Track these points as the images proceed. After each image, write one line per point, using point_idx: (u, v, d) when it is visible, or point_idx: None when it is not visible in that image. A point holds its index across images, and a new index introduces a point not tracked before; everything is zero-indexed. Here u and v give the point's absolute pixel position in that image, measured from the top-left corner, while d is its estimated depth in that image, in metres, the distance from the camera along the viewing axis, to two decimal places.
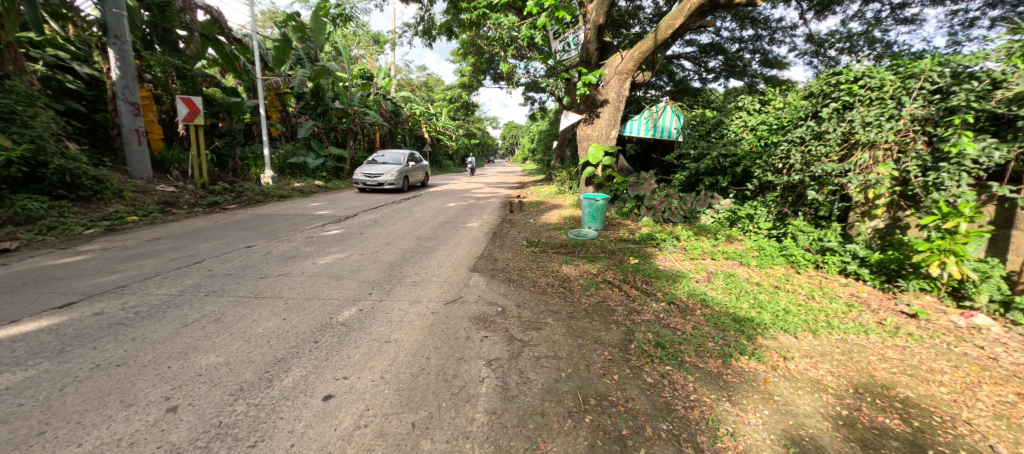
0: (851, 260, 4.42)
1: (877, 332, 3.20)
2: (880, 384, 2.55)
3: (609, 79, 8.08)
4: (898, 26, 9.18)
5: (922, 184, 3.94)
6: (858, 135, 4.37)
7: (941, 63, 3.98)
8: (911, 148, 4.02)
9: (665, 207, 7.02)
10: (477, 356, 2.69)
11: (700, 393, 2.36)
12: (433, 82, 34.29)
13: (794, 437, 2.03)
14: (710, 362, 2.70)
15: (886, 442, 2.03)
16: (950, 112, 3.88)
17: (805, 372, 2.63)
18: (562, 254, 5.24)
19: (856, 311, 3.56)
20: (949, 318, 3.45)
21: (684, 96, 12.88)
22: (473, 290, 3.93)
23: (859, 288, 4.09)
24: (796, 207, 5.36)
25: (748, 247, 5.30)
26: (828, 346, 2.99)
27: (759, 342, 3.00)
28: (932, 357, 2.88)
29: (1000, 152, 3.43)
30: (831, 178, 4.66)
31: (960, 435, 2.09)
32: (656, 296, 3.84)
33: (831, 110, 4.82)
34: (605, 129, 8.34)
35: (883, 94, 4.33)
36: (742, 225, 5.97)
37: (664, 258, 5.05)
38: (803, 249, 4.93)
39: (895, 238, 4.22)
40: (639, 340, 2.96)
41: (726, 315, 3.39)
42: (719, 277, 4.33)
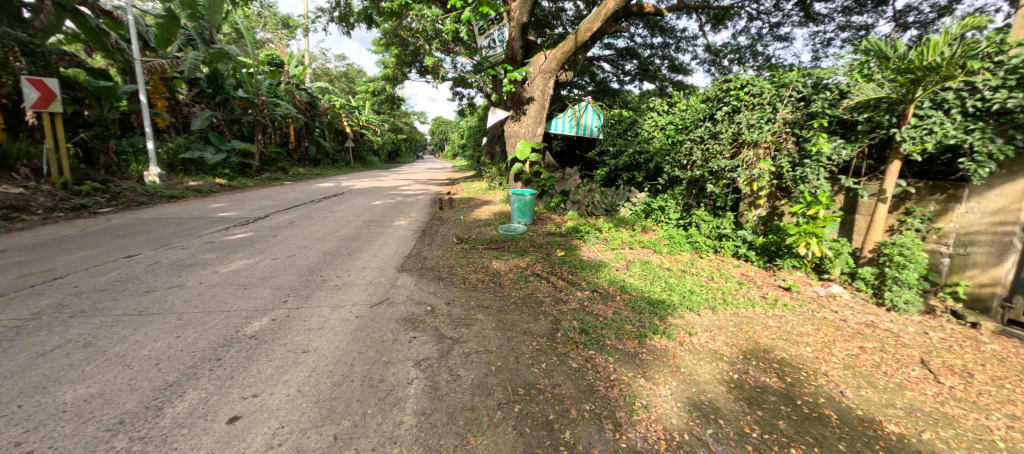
0: (742, 244, 5.09)
1: (762, 305, 3.73)
2: (763, 348, 2.98)
3: (535, 77, 8.26)
4: (776, 42, 10.61)
5: (792, 178, 4.63)
6: (744, 135, 5.00)
7: (805, 75, 4.64)
8: (784, 147, 4.73)
9: (589, 202, 7.40)
10: (406, 358, 2.62)
11: (619, 372, 2.54)
12: (352, 72, 32.11)
13: (696, 402, 2.29)
14: (628, 343, 2.92)
15: (765, 397, 2.38)
16: (811, 117, 4.59)
17: (706, 344, 2.98)
18: (492, 249, 5.28)
19: (746, 287, 4.12)
20: (813, 289, 4.16)
21: (604, 96, 13.67)
22: (401, 291, 3.80)
23: (748, 268, 4.74)
24: (699, 198, 6.00)
25: (660, 236, 5.80)
26: (724, 320, 3.42)
27: (670, 321, 3.33)
28: (802, 323, 3.43)
29: (845, 152, 4.17)
30: (725, 172, 5.30)
31: (820, 385, 2.53)
32: (580, 285, 4.06)
33: (723, 113, 5.40)
34: (532, 126, 8.50)
35: (763, 101, 4.97)
36: (655, 216, 6.54)
37: (588, 249, 5.34)
38: (706, 236, 5.55)
39: (775, 224, 4.94)
40: (565, 328, 3.10)
41: (642, 299, 3.70)
42: (636, 264, 4.70)
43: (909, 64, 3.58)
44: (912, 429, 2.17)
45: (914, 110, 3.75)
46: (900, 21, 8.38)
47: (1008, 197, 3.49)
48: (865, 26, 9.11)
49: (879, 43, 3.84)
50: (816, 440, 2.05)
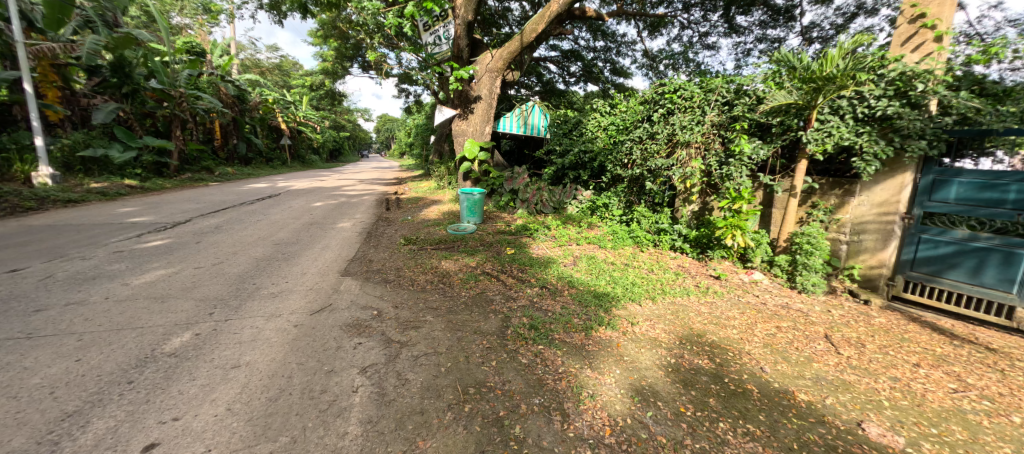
0: (678, 238, 5.45)
1: (696, 293, 4.03)
2: (696, 333, 3.22)
3: (482, 76, 8.22)
4: (704, 50, 11.44)
5: (719, 176, 5.04)
6: (678, 136, 5.35)
7: (729, 82, 5.05)
8: (712, 147, 5.12)
9: (537, 200, 7.53)
10: (350, 366, 2.51)
11: (567, 364, 2.62)
12: (286, 65, 30.02)
13: (638, 387, 2.42)
14: (575, 336, 3.02)
15: (698, 378, 2.57)
16: (734, 120, 5.01)
17: (646, 332, 3.16)
18: (441, 250, 5.19)
19: (682, 277, 4.43)
20: (739, 276, 4.56)
21: (550, 96, 13.94)
22: (345, 296, 3.62)
23: (683, 260, 5.09)
24: (639, 195, 6.33)
25: (605, 232, 6.05)
26: (662, 309, 3.64)
27: (614, 312, 3.49)
28: (730, 308, 3.76)
29: (763, 152, 4.60)
30: (662, 171, 5.64)
31: (744, 363, 2.79)
32: (530, 282, 4.12)
33: (659, 115, 5.73)
34: (480, 124, 8.47)
35: (693, 104, 5.33)
36: (600, 213, 6.81)
37: (537, 247, 5.44)
38: (646, 230, 5.88)
39: (706, 218, 5.35)
40: (515, 325, 3.14)
41: (588, 292, 3.85)
42: (583, 259, 4.87)
43: (812, 74, 4.02)
44: (818, 396, 2.46)
45: (817, 115, 4.22)
46: (806, 36, 9.38)
47: (890, 191, 4.05)
48: (779, 39, 10.10)
49: (789, 54, 4.26)
50: (740, 412, 2.25)
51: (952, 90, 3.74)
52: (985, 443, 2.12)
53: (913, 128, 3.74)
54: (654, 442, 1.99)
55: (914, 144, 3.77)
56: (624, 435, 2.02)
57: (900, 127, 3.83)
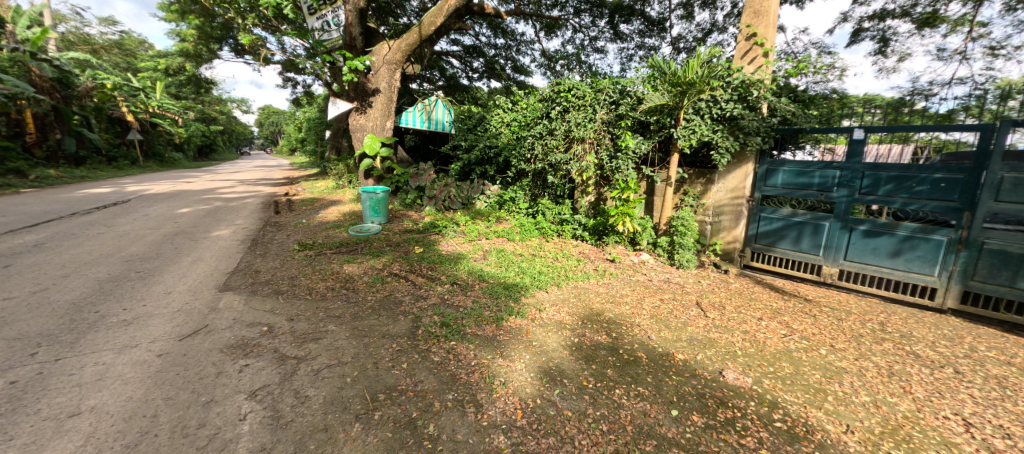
0: (578, 227, 5.88)
1: (595, 275, 4.41)
2: (596, 312, 3.53)
3: (379, 68, 7.79)
4: (595, 53, 12.36)
5: (610, 169, 5.55)
6: (574, 132, 5.74)
7: (614, 83, 5.54)
8: (603, 143, 5.61)
9: (445, 197, 7.45)
10: (235, 391, 2.23)
11: (479, 356, 2.68)
12: (129, 42, 24.77)
13: (545, 368, 2.58)
14: (487, 328, 3.09)
15: (598, 352, 2.84)
16: (620, 118, 5.54)
17: (552, 317, 3.37)
18: (342, 253, 4.83)
19: (583, 263, 4.80)
20: (631, 258, 5.11)
21: (454, 91, 13.81)
22: (225, 315, 3.17)
23: (584, 247, 5.52)
24: (542, 188, 6.66)
25: (513, 225, 6.25)
26: (566, 293, 3.92)
27: (523, 301, 3.65)
28: (623, 286, 4.19)
29: (644, 147, 5.18)
30: (561, 165, 6.01)
31: (636, 334, 3.16)
32: (440, 280, 4.07)
33: (556, 113, 6.06)
34: (379, 119, 8.04)
35: (586, 103, 5.76)
36: (508, 207, 7.01)
37: (447, 244, 5.38)
38: (550, 222, 6.22)
39: (601, 207, 5.85)
40: (426, 324, 3.09)
41: (498, 284, 3.95)
42: (492, 253, 4.96)
43: (679, 80, 4.64)
44: (692, 354, 2.89)
45: (683, 115, 4.89)
46: (675, 46, 10.72)
47: (738, 178, 4.88)
48: (655, 47, 11.37)
49: (660, 61, 4.83)
50: (633, 378, 2.53)
51: (777, 96, 4.63)
52: (804, 372, 2.71)
53: (752, 127, 4.55)
54: (561, 417, 2.14)
55: (753, 140, 4.60)
56: (534, 415, 2.14)
57: (743, 125, 4.63)
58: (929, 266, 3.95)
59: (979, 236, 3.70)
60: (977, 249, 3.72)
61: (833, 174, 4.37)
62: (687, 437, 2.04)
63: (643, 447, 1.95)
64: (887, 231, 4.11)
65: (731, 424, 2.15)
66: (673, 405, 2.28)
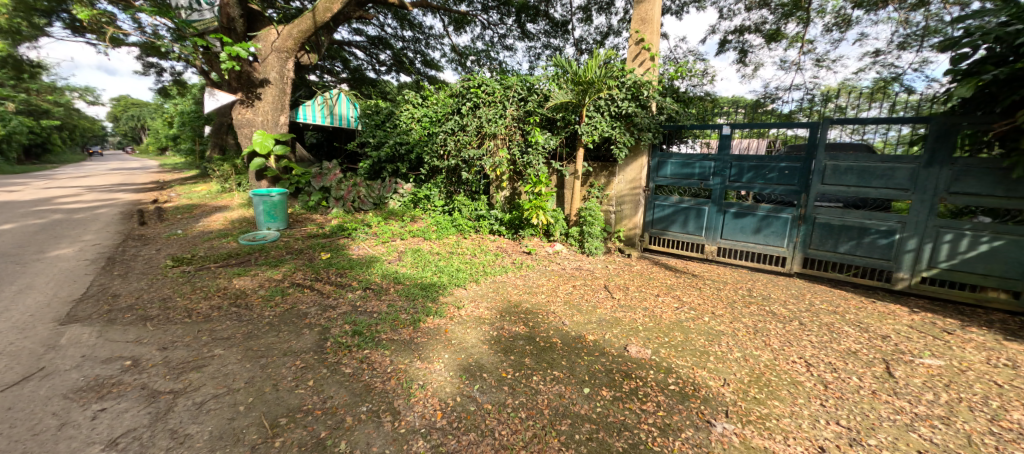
0: (495, 222, 5.97)
1: (512, 269, 4.51)
2: (514, 304, 3.63)
3: (267, 56, 6.97)
4: (504, 50, 12.53)
5: (522, 164, 5.70)
6: (485, 128, 5.77)
7: (522, 80, 5.70)
8: (514, 138, 5.73)
9: (354, 197, 6.97)
10: (88, 444, 1.85)
11: (396, 362, 2.57)
12: None
13: (465, 366, 2.57)
14: (403, 332, 2.98)
15: (516, 342, 2.92)
16: (529, 114, 5.70)
17: (471, 313, 3.37)
18: (231, 266, 4.25)
19: (500, 257, 4.88)
20: (545, 249, 5.33)
21: (359, 84, 12.95)
22: (71, 353, 2.60)
23: (501, 241, 5.62)
24: (457, 185, 6.61)
25: (428, 224, 6.10)
26: (485, 288, 3.95)
27: (442, 300, 3.59)
28: (539, 277, 4.35)
29: (552, 142, 5.42)
30: (475, 161, 6.01)
31: (552, 321, 3.32)
32: (351, 286, 3.82)
33: (467, 108, 6.01)
34: (270, 113, 7.21)
35: (495, 99, 5.81)
36: (423, 205, 6.83)
37: (357, 247, 5.05)
38: (467, 218, 6.21)
39: (516, 201, 6.00)
40: (335, 334, 2.89)
41: (414, 286, 3.83)
42: (408, 254, 4.79)
43: (581, 79, 4.91)
44: (601, 333, 3.13)
45: (585, 112, 5.20)
46: (578, 47, 11.34)
47: (635, 170, 5.36)
48: (560, 47, 11.90)
49: (563, 60, 5.07)
50: (549, 363, 2.66)
51: (663, 96, 5.17)
52: (692, 338, 3.10)
53: (644, 124, 5.04)
54: (481, 411, 2.16)
55: (646, 135, 5.09)
56: (454, 414, 2.12)
57: (637, 122, 5.09)
58: (780, 239, 4.74)
59: (813, 213, 4.53)
60: (812, 222, 4.55)
61: (709, 165, 5.02)
62: (598, 412, 2.19)
63: (559, 427, 2.06)
64: (751, 212, 4.85)
65: (635, 393, 2.37)
66: (585, 384, 2.44)
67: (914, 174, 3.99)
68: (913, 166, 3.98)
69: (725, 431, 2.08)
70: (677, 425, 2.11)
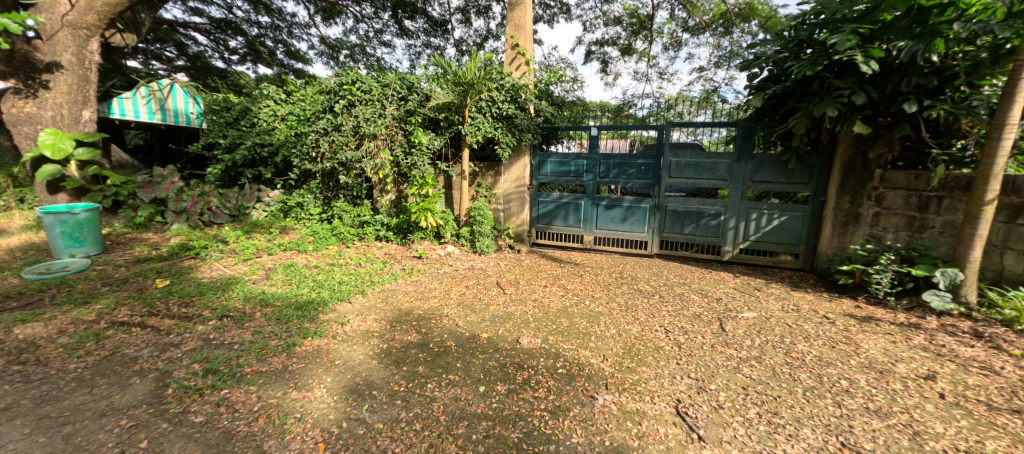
0: (381, 228, 5.65)
1: (401, 275, 4.32)
2: (404, 312, 3.47)
3: (56, 33, 5.39)
4: (381, 46, 11.86)
5: (406, 166, 5.52)
6: (363, 128, 5.39)
7: (401, 79, 5.49)
8: (396, 139, 5.52)
9: (202, 209, 5.81)
10: None
11: (266, 397, 2.24)
12: None
13: (353, 386, 2.38)
14: (274, 360, 2.61)
15: (408, 352, 2.81)
16: (411, 114, 5.54)
17: (357, 328, 3.12)
18: (10, 311, 3.19)
19: (389, 264, 4.63)
20: (437, 251, 5.23)
21: (203, 75, 10.90)
22: None
23: (389, 247, 5.34)
24: (336, 190, 6.07)
25: (303, 235, 5.45)
26: (372, 300, 3.69)
27: (321, 319, 3.23)
28: (431, 281, 4.25)
29: (437, 143, 5.39)
30: (353, 163, 5.58)
31: (444, 324, 3.27)
32: (201, 316, 3.18)
33: (341, 106, 5.52)
34: (66, 107, 5.56)
35: (372, 97, 5.46)
36: (295, 214, 6.06)
37: (208, 268, 4.25)
38: (349, 226, 5.74)
39: (403, 205, 5.77)
40: (180, 378, 2.38)
41: (287, 306, 3.36)
42: (277, 271, 4.21)
43: (461, 79, 4.91)
44: (494, 330, 3.19)
45: (468, 113, 5.24)
46: (459, 48, 11.36)
47: (519, 170, 5.61)
48: (440, 47, 11.76)
49: (442, 60, 5.02)
50: (443, 368, 2.61)
51: (539, 99, 5.51)
52: (576, 322, 3.37)
53: (524, 124, 5.30)
54: (371, 433, 2.01)
55: (526, 136, 5.36)
56: (340, 442, 1.94)
57: (517, 123, 5.33)
58: (642, 225, 5.46)
59: (664, 201, 5.32)
60: (664, 210, 5.35)
61: (583, 163, 5.53)
62: (493, 408, 2.24)
63: (455, 431, 2.04)
64: (618, 204, 5.48)
65: (527, 383, 2.48)
66: (480, 382, 2.47)
67: (730, 167, 4.98)
68: (729, 161, 4.97)
69: (606, 402, 2.31)
70: (566, 405, 2.27)
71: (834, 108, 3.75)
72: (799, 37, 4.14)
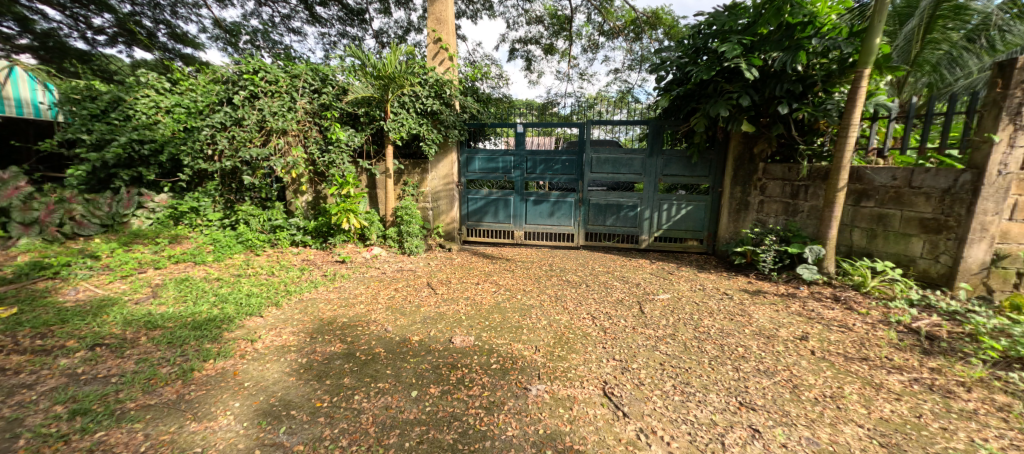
0: (297, 232, 5.20)
1: (322, 282, 4.02)
2: (326, 322, 3.23)
3: None
4: (290, 33, 10.82)
5: (323, 164, 5.17)
6: (269, 123, 4.89)
7: (313, 70, 5.09)
8: (310, 135, 5.12)
9: (60, 219, 4.69)
10: None
11: (157, 434, 1.95)
12: None
13: (267, 409, 2.16)
14: (166, 390, 2.28)
15: (332, 363, 2.63)
16: (326, 108, 5.19)
17: (271, 344, 2.84)
18: None
19: (307, 272, 4.27)
20: (362, 254, 4.94)
21: (58, 57, 9.02)
22: None
23: (307, 253, 4.93)
24: (241, 192, 5.45)
25: (200, 244, 4.78)
26: (289, 311, 3.39)
27: (226, 337, 2.88)
28: (356, 286, 4.02)
29: (356, 139, 5.10)
30: (260, 162, 5.05)
31: (371, 331, 3.10)
32: (65, 348, 2.65)
33: (241, 98, 4.94)
34: None
35: (279, 88, 4.97)
36: (188, 221, 5.26)
37: (74, 289, 3.56)
38: (258, 231, 5.16)
39: (321, 206, 5.39)
40: (37, 424, 1.97)
41: (183, 326, 2.95)
42: (169, 286, 3.67)
43: (381, 73, 4.68)
44: (426, 332, 3.11)
45: (390, 108, 5.03)
46: (379, 39, 10.78)
47: (447, 167, 5.52)
48: (358, 37, 11.06)
49: (360, 51, 4.73)
50: (372, 376, 2.49)
51: (465, 95, 5.45)
52: (509, 317, 3.42)
53: (450, 121, 5.24)
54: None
55: (453, 133, 5.29)
56: None
57: (443, 119, 5.25)
58: (569, 219, 5.69)
59: (588, 195, 5.60)
60: (588, 203, 5.63)
61: (510, 159, 5.61)
62: (427, 411, 2.18)
63: (387, 442, 1.95)
64: (546, 199, 5.65)
65: (461, 382, 2.45)
66: (412, 387, 2.39)
67: (644, 162, 5.39)
68: (642, 156, 5.37)
69: (539, 391, 2.38)
70: (500, 400, 2.29)
71: (726, 109, 4.24)
72: (697, 44, 4.59)
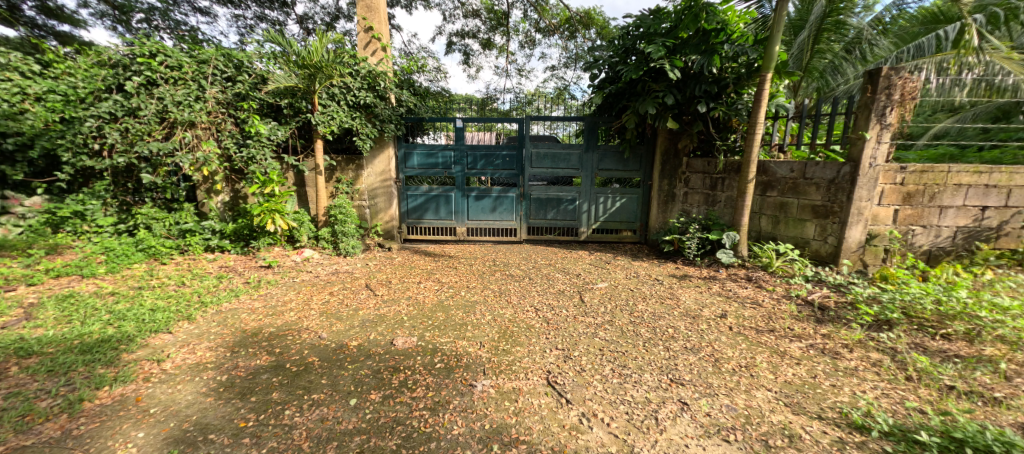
0: (212, 236, 4.71)
1: (245, 290, 3.67)
2: (250, 333, 2.96)
3: None
4: (196, 13, 9.64)
5: (241, 160, 4.72)
6: (172, 114, 4.32)
7: (225, 55, 4.64)
8: (224, 128, 4.64)
9: None
10: None
11: None
12: None
13: (180, 436, 1.94)
14: (47, 427, 1.95)
15: (259, 378, 2.41)
16: (242, 98, 4.72)
17: (184, 362, 2.55)
18: None
19: (227, 279, 3.88)
20: (291, 258, 4.58)
21: None
22: None
23: (225, 259, 4.47)
24: (140, 194, 4.79)
25: (88, 253, 4.08)
26: (205, 325, 3.06)
27: (127, 360, 2.52)
28: (285, 292, 3.72)
29: (280, 133, 4.71)
30: (162, 159, 4.46)
31: (303, 340, 2.89)
32: None
33: (136, 85, 4.31)
34: None
35: (184, 75, 4.45)
36: (72, 227, 4.34)
37: None
38: (163, 237, 4.55)
39: (240, 207, 4.98)
40: None
41: (70, 350, 2.53)
42: (48, 305, 3.12)
43: (305, 61, 4.36)
44: (365, 336, 2.97)
45: (318, 100, 4.70)
46: (304, 25, 9.99)
47: (383, 163, 5.30)
48: (279, 22, 10.16)
49: (281, 37, 4.36)
50: (306, 388, 2.33)
51: (401, 88, 5.25)
52: (452, 315, 3.38)
53: (385, 114, 5.03)
54: None
55: (388, 127, 5.09)
56: None
57: (377, 113, 5.02)
58: (510, 214, 5.74)
59: (528, 190, 5.69)
60: (529, 198, 5.72)
61: (450, 154, 5.53)
62: (367, 419, 2.09)
63: None
64: (487, 194, 5.65)
65: (404, 384, 2.38)
66: (351, 395, 2.27)
67: (581, 157, 5.57)
68: (579, 151, 5.56)
69: (484, 387, 2.38)
70: (445, 399, 2.26)
71: (652, 107, 4.53)
72: (627, 45, 4.80)
